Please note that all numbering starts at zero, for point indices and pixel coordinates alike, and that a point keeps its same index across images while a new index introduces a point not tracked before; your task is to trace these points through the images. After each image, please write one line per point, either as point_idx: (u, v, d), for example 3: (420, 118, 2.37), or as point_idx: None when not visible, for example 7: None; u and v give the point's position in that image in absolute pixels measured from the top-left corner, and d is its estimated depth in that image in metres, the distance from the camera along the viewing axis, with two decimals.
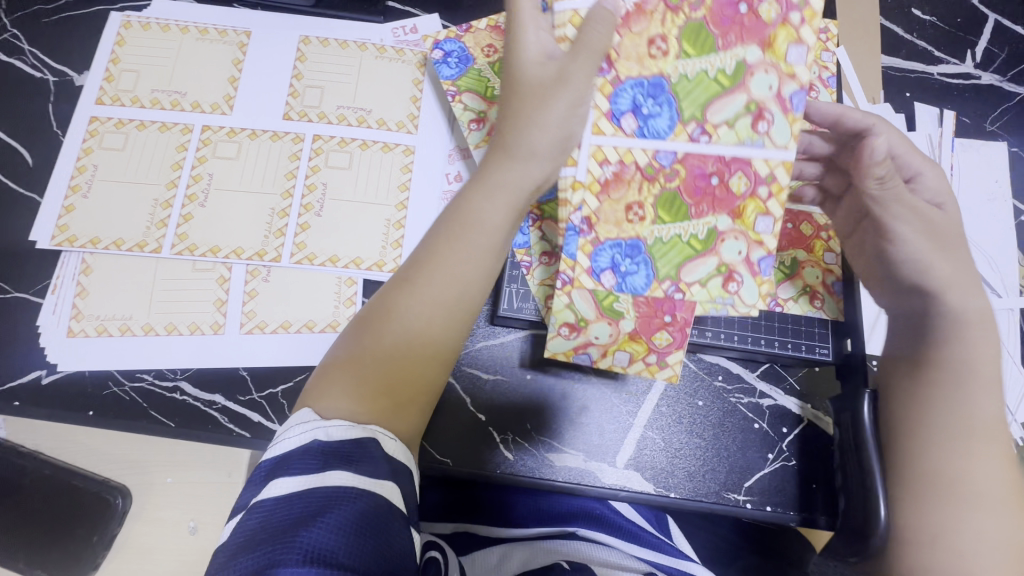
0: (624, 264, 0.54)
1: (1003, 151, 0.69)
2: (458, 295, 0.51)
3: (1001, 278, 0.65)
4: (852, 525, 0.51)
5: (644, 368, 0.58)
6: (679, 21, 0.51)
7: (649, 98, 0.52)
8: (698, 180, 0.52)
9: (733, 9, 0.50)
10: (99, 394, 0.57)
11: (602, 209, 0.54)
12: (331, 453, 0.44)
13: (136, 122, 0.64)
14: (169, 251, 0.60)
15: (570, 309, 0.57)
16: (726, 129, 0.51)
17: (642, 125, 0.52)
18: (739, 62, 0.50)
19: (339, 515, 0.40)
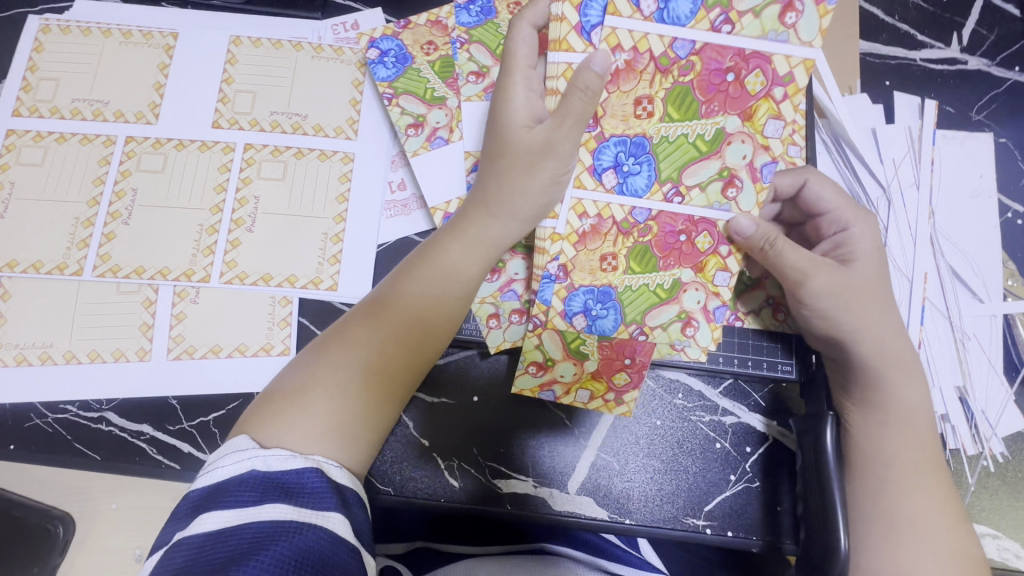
0: (595, 309, 0.52)
1: (989, 143, 0.63)
2: (424, 343, 0.48)
3: (982, 281, 0.60)
4: (810, 557, 0.49)
5: (603, 405, 0.55)
6: (667, 83, 0.48)
7: (630, 157, 0.50)
8: (670, 232, 0.51)
9: (720, 76, 0.48)
10: (22, 427, 0.55)
11: (578, 258, 0.51)
12: (271, 483, 0.39)
13: (55, 135, 0.60)
14: (90, 274, 0.57)
15: (539, 349, 0.55)
16: (698, 192, 0.51)
17: (620, 182, 0.51)
18: (718, 129, 0.49)
19: (276, 554, 0.35)
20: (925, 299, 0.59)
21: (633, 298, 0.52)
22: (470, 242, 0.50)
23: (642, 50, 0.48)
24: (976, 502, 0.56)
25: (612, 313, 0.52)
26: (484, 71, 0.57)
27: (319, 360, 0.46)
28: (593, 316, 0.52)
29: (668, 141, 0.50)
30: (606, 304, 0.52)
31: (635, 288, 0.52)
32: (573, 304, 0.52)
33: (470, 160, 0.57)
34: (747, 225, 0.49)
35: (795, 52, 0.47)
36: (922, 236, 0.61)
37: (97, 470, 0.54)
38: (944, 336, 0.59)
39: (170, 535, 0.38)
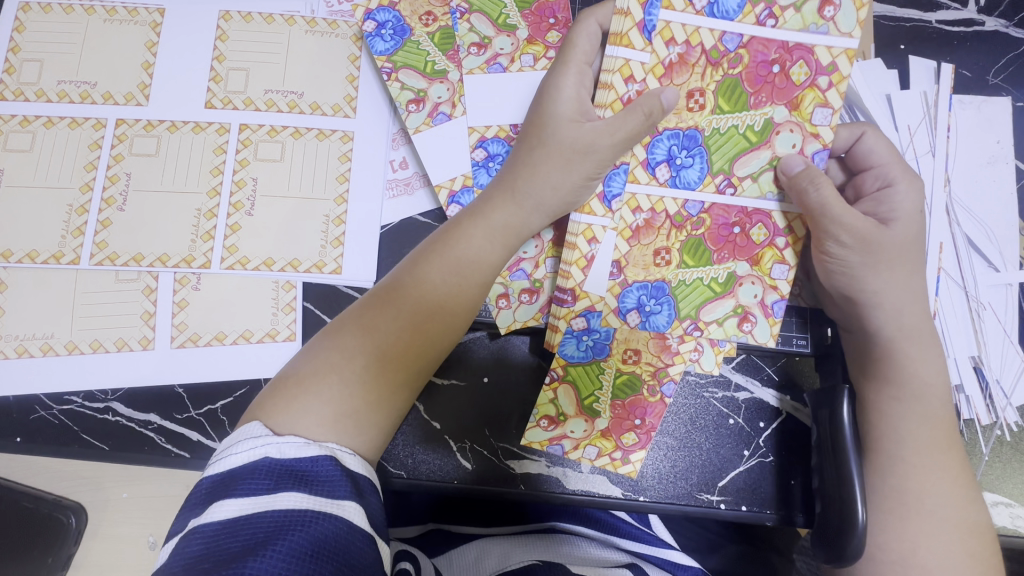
0: (650, 304, 0.52)
1: (1007, 106, 0.61)
2: (441, 334, 0.47)
3: (998, 250, 0.59)
4: (826, 530, 0.49)
5: (609, 464, 0.54)
6: (718, 76, 0.48)
7: (683, 150, 0.50)
8: (722, 228, 0.51)
9: (767, 68, 0.48)
10: (27, 419, 0.54)
11: (631, 253, 0.51)
12: (285, 470, 0.38)
13: (42, 119, 0.58)
14: (88, 262, 0.55)
15: (554, 403, 0.54)
16: (751, 182, 0.50)
17: (674, 175, 0.50)
18: (766, 120, 0.49)
19: (291, 544, 0.35)
20: (940, 270, 0.58)
21: (686, 293, 0.52)
22: (490, 227, 0.49)
23: (695, 44, 0.48)
24: (989, 470, 0.56)
25: (665, 309, 0.52)
26: (486, 42, 0.55)
27: (337, 343, 0.45)
28: (648, 312, 0.52)
29: (719, 132, 0.49)
30: (659, 299, 0.52)
31: (689, 283, 0.51)
32: (627, 301, 0.52)
33: (475, 136, 0.56)
34: (796, 164, 0.48)
35: (836, 43, 0.47)
36: (937, 205, 0.59)
37: (106, 461, 0.53)
38: (960, 306, 0.58)
39: (184, 523, 0.38)
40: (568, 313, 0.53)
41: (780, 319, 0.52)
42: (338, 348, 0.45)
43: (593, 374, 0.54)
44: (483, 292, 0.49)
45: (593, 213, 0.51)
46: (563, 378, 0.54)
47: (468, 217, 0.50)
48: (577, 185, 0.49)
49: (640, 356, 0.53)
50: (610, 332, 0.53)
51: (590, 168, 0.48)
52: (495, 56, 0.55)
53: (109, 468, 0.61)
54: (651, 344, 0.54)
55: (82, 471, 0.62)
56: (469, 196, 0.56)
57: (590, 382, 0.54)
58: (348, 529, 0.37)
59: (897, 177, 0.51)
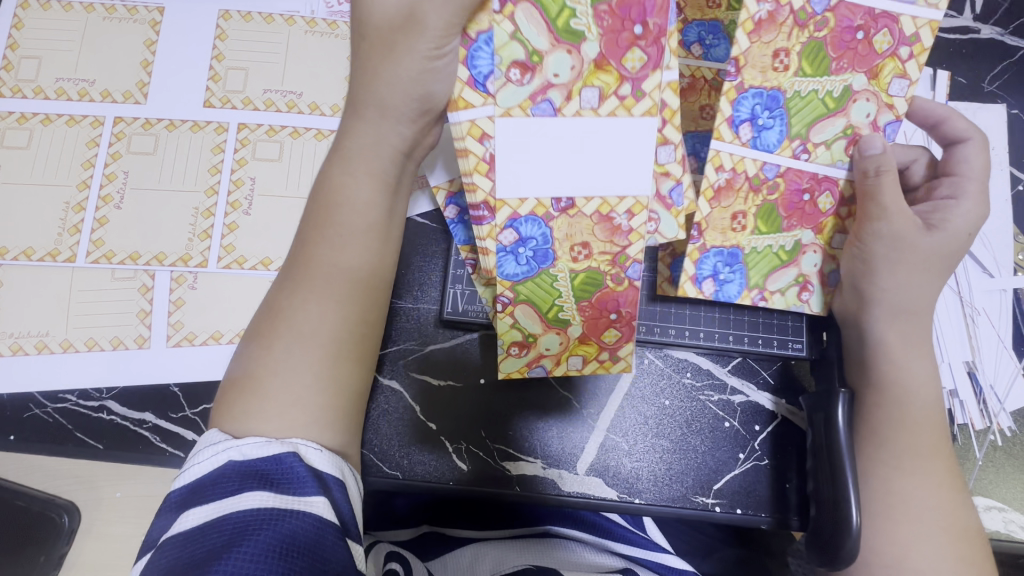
0: (723, 272, 0.51)
1: (1001, 114, 0.62)
2: (350, 291, 0.43)
3: (993, 256, 0.59)
4: (820, 534, 0.49)
5: (598, 367, 0.52)
6: (805, 37, 0.46)
7: (766, 109, 0.48)
8: (623, 25, 0.43)
9: (852, 34, 0.47)
10: (20, 417, 0.53)
11: (712, 216, 0.50)
12: (250, 472, 0.37)
13: (40, 116, 0.58)
14: (84, 260, 0.55)
15: (516, 328, 0.49)
16: (824, 150, 0.49)
17: (755, 136, 0.48)
18: (845, 87, 0.48)
19: (258, 541, 0.34)
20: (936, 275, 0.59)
21: (757, 261, 0.52)
22: (351, 161, 0.44)
23: (783, 4, 0.46)
24: (982, 476, 0.56)
25: (737, 278, 0.51)
26: None
27: (266, 345, 0.42)
28: (721, 280, 0.51)
29: (801, 95, 0.48)
30: (732, 267, 0.51)
31: (760, 251, 0.51)
32: (704, 267, 0.51)
33: None
34: (875, 145, 0.48)
35: (923, 13, 0.46)
36: None
37: (100, 460, 0.53)
38: (954, 312, 0.58)
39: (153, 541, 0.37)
40: (492, 231, 0.46)
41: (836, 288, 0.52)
42: (268, 353, 0.42)
43: (548, 285, 0.48)
44: (380, 233, 0.44)
45: (470, 104, 0.44)
46: (515, 300, 0.48)
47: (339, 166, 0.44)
48: (423, 70, 0.42)
49: (591, 249, 0.48)
50: (547, 233, 0.47)
51: (426, 46, 0.41)
52: None
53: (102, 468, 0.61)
54: (597, 231, 0.47)
55: (73, 471, 0.62)
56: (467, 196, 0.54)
57: (546, 294, 0.48)
58: (317, 523, 0.36)
59: (966, 192, 0.49)
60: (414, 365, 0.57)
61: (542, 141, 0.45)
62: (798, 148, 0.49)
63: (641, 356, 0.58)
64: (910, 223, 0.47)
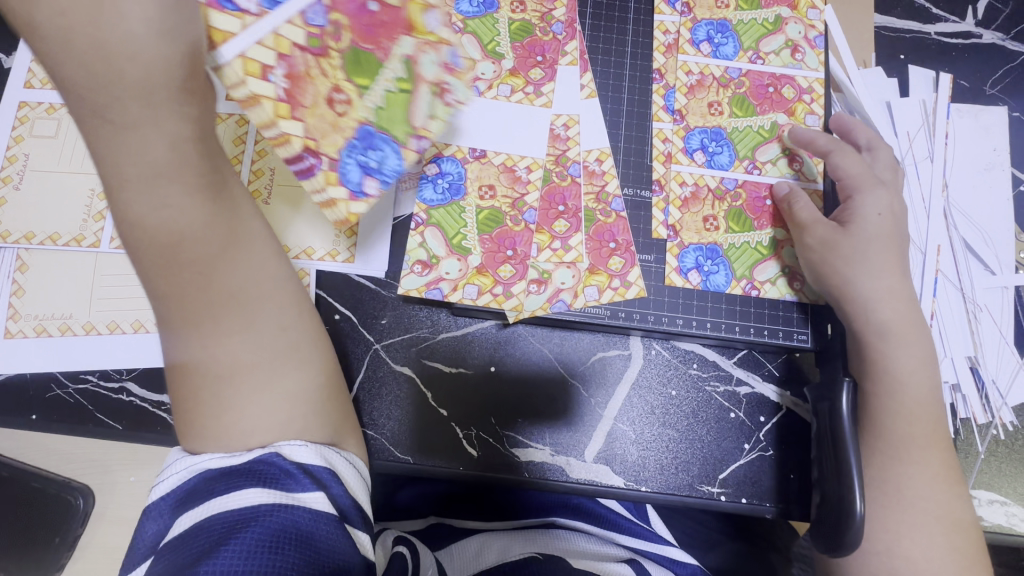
0: (706, 264, 0.59)
1: (1003, 116, 0.63)
2: (243, 309, 0.35)
3: (995, 253, 0.60)
4: (824, 522, 0.49)
5: (492, 300, 0.57)
6: (729, 93, 0.61)
7: (714, 141, 0.61)
8: (529, 55, 0.60)
9: (765, 89, 0.61)
10: (42, 397, 0.54)
11: (684, 220, 0.60)
12: (233, 471, 0.35)
13: (67, 106, 0.59)
14: (107, 246, 0.57)
15: (423, 247, 0.57)
16: (772, 166, 0.60)
17: (708, 160, 0.60)
18: (773, 123, 0.61)
19: (249, 541, 0.32)
20: (938, 271, 0.60)
21: (737, 255, 0.59)
22: (147, 184, 0.29)
23: (707, 74, 0.62)
24: (984, 470, 0.57)
25: (721, 269, 0.59)
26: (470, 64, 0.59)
27: (195, 402, 0.36)
28: (706, 272, 0.59)
29: (739, 130, 0.61)
30: (715, 260, 0.59)
31: (738, 246, 0.59)
32: (687, 261, 0.59)
33: (433, 151, 0.58)
34: (784, 188, 0.58)
35: (811, 74, 0.61)
36: (936, 209, 0.61)
37: (119, 440, 0.54)
38: (956, 308, 0.59)
39: (144, 543, 0.35)
40: (329, 177, 0.43)
41: None
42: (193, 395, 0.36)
43: (456, 215, 0.58)
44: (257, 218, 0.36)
45: (232, 36, 0.37)
46: (427, 221, 0.58)
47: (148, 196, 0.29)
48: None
49: (496, 190, 0.58)
50: (462, 172, 0.58)
51: None
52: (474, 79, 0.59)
53: (118, 449, 0.62)
54: (502, 179, 0.59)
55: (90, 454, 0.63)
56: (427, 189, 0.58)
57: (454, 222, 0.58)
58: (312, 518, 0.35)
59: (858, 186, 0.55)
60: (424, 352, 0.58)
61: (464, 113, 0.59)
62: (748, 166, 0.60)
63: (649, 346, 0.59)
64: (828, 228, 0.54)
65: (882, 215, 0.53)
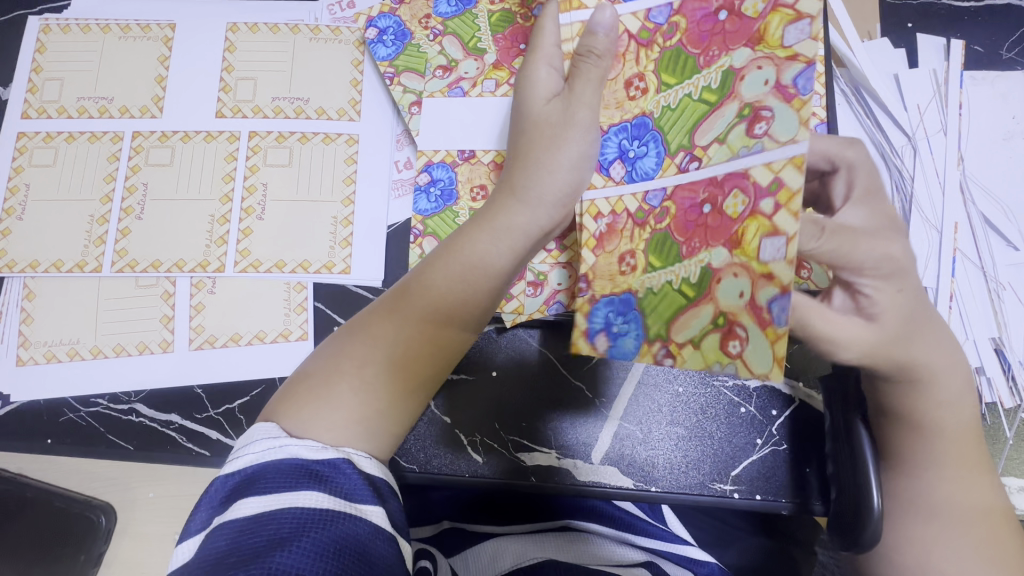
0: (616, 323, 0.45)
1: (1022, 80, 0.59)
2: (439, 350, 0.47)
3: (1018, 228, 0.57)
4: (843, 518, 0.46)
5: None
6: (655, 54, 0.45)
7: (634, 140, 0.47)
8: (513, 45, 0.58)
9: (712, 21, 0.42)
10: (56, 421, 0.56)
11: (598, 265, 0.47)
12: (305, 470, 0.40)
13: (64, 134, 0.60)
14: (109, 270, 0.57)
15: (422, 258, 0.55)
16: (718, 147, 0.40)
17: (630, 169, 0.47)
18: (725, 73, 0.40)
19: (315, 540, 0.36)
20: (956, 251, 0.57)
21: (657, 301, 0.43)
22: (494, 230, 0.48)
23: None
24: (1015, 457, 0.54)
25: (633, 330, 0.44)
26: (452, 65, 0.58)
27: (358, 363, 0.45)
28: (615, 334, 0.45)
29: (669, 110, 0.44)
30: (626, 315, 0.45)
31: (660, 288, 0.43)
32: (595, 320, 0.46)
33: (422, 159, 0.57)
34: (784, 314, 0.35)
35: None
36: (951, 185, 0.58)
37: (131, 460, 0.55)
38: (977, 288, 0.56)
39: (207, 521, 0.39)
40: (584, 304, 0.47)
41: (784, 328, 0.35)
42: (359, 343, 0.46)
43: (450, 220, 0.56)
44: (489, 299, 0.48)
45: (595, 187, 0.48)
46: (425, 232, 0.55)
47: (471, 228, 0.49)
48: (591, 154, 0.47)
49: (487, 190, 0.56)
50: (452, 177, 0.56)
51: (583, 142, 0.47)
52: (458, 79, 0.57)
53: (134, 468, 0.63)
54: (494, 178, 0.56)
55: (109, 472, 0.64)
56: (421, 197, 0.56)
57: (449, 228, 0.55)
58: (370, 531, 0.39)
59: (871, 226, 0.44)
60: None
61: (452, 115, 0.57)
62: None
63: None
64: None
65: (904, 290, 0.40)
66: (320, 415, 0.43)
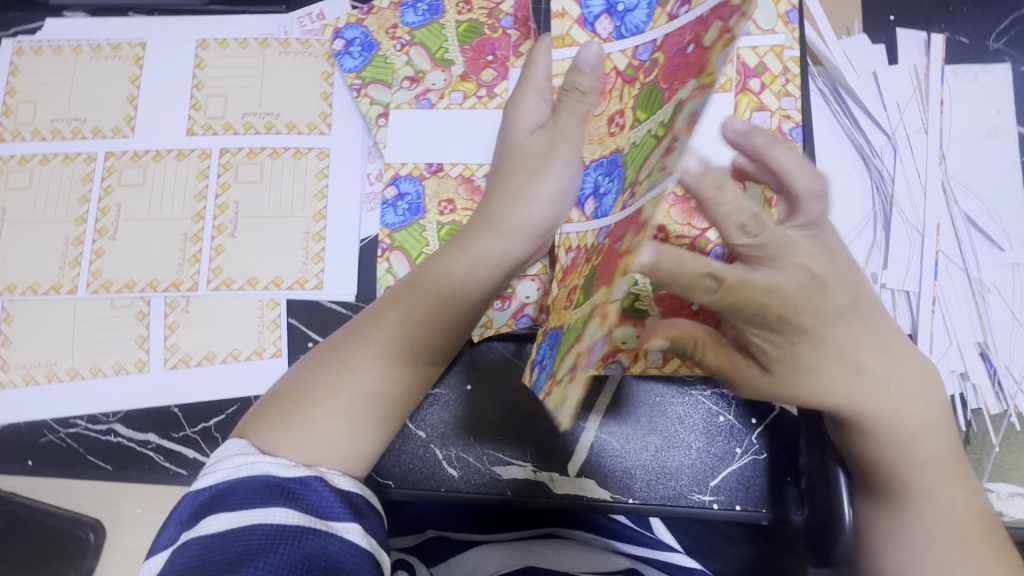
0: (546, 357, 0.41)
1: (1007, 73, 0.57)
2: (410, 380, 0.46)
3: (1002, 228, 0.55)
4: (816, 532, 0.45)
5: None
6: (638, 88, 0.38)
7: (608, 176, 0.39)
8: (480, 56, 0.58)
9: (683, 53, 0.33)
10: (36, 443, 0.56)
11: (558, 295, 0.45)
12: (277, 487, 0.40)
13: (38, 156, 0.61)
14: (85, 291, 0.58)
15: (390, 273, 0.55)
16: (644, 183, 0.32)
17: (597, 208, 0.40)
18: (674, 107, 0.32)
19: (282, 556, 0.37)
20: (938, 253, 0.55)
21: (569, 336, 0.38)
22: (471, 259, 0.47)
23: None
24: (1004, 463, 0.52)
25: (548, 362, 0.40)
26: (420, 76, 0.57)
27: (331, 388, 0.45)
28: (542, 364, 0.42)
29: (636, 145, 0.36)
30: (552, 348, 0.41)
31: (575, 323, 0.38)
32: (541, 350, 0.44)
33: (390, 172, 0.56)
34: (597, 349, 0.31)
35: None
36: (932, 184, 0.56)
37: (110, 480, 0.56)
38: (961, 290, 0.55)
39: (177, 535, 0.40)
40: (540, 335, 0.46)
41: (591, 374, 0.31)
42: (332, 367, 0.45)
43: (417, 234, 0.55)
44: (461, 331, 0.47)
45: (572, 220, 0.44)
46: (392, 246, 0.55)
47: (447, 255, 0.48)
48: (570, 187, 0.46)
49: (455, 204, 0.55)
50: (420, 190, 0.56)
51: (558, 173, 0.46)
52: (426, 91, 0.57)
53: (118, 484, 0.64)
54: (462, 191, 0.56)
55: (94, 489, 0.65)
56: (388, 211, 0.56)
57: (416, 242, 0.55)
58: (342, 548, 0.39)
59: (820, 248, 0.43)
60: None
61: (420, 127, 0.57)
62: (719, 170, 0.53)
63: None
64: None
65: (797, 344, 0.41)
66: (282, 437, 0.43)
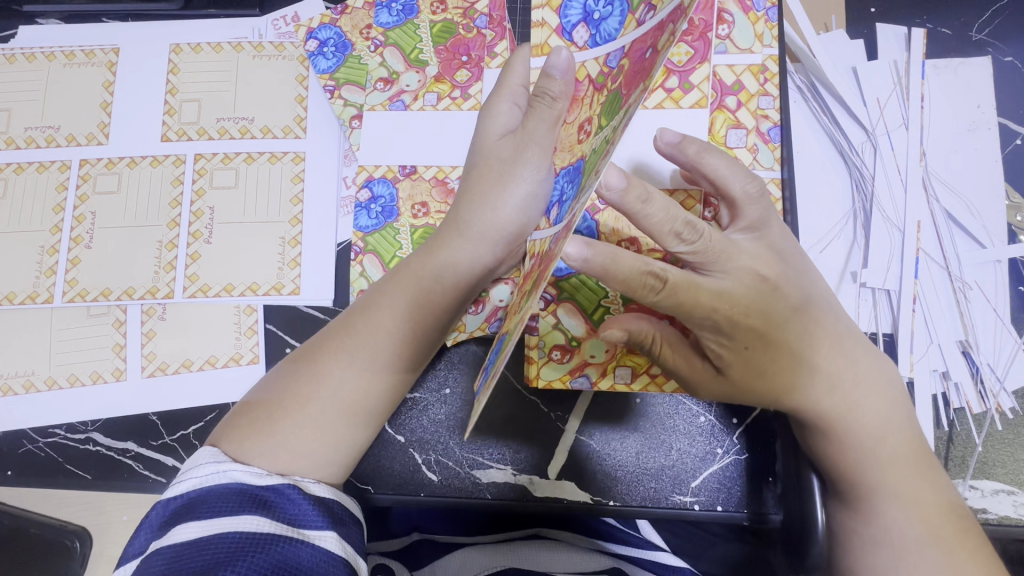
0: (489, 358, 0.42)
1: (989, 64, 0.56)
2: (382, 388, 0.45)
3: (983, 224, 0.54)
4: (791, 537, 0.44)
5: None
6: (604, 97, 0.36)
7: (570, 183, 0.38)
8: (454, 56, 0.57)
9: (643, 59, 0.31)
10: (15, 453, 0.56)
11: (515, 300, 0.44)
12: (249, 496, 0.40)
13: (12, 165, 0.60)
14: (60, 300, 0.57)
15: (363, 276, 0.54)
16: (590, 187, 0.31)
17: (558, 215, 0.39)
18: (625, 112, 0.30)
19: (252, 564, 0.37)
20: (919, 250, 0.55)
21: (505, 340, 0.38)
22: (439, 264, 0.47)
23: None
24: (987, 461, 0.52)
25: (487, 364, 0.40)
26: (394, 77, 0.57)
27: (302, 400, 0.44)
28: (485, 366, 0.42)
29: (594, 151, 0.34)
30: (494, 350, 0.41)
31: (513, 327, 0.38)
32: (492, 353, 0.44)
33: (363, 175, 0.56)
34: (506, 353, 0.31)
35: None
36: (913, 180, 0.55)
37: (89, 489, 0.55)
38: (941, 288, 0.54)
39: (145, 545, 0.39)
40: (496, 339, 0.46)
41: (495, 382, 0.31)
42: (301, 378, 0.45)
43: (391, 238, 0.55)
44: (431, 338, 0.47)
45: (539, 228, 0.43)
46: (365, 249, 0.55)
47: (416, 261, 0.48)
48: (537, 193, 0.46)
49: (429, 207, 0.55)
50: (394, 194, 0.55)
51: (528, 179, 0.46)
52: (400, 92, 0.56)
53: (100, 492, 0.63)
54: (436, 194, 0.55)
55: None
56: (362, 214, 0.55)
57: (389, 246, 0.55)
58: (313, 555, 0.39)
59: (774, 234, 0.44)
60: None
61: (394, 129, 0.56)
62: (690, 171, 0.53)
63: None
64: None
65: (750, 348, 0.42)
66: (250, 447, 0.43)
